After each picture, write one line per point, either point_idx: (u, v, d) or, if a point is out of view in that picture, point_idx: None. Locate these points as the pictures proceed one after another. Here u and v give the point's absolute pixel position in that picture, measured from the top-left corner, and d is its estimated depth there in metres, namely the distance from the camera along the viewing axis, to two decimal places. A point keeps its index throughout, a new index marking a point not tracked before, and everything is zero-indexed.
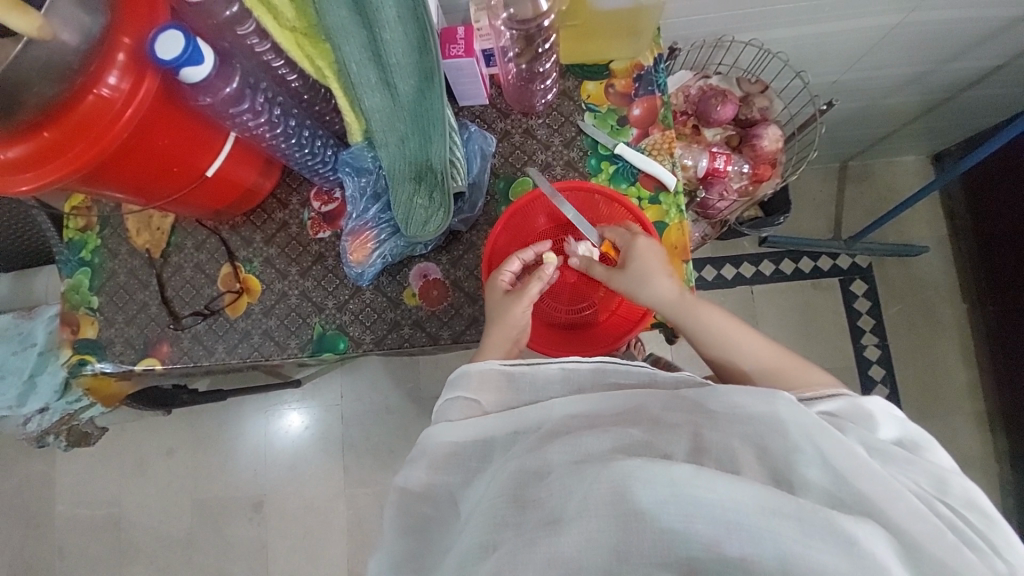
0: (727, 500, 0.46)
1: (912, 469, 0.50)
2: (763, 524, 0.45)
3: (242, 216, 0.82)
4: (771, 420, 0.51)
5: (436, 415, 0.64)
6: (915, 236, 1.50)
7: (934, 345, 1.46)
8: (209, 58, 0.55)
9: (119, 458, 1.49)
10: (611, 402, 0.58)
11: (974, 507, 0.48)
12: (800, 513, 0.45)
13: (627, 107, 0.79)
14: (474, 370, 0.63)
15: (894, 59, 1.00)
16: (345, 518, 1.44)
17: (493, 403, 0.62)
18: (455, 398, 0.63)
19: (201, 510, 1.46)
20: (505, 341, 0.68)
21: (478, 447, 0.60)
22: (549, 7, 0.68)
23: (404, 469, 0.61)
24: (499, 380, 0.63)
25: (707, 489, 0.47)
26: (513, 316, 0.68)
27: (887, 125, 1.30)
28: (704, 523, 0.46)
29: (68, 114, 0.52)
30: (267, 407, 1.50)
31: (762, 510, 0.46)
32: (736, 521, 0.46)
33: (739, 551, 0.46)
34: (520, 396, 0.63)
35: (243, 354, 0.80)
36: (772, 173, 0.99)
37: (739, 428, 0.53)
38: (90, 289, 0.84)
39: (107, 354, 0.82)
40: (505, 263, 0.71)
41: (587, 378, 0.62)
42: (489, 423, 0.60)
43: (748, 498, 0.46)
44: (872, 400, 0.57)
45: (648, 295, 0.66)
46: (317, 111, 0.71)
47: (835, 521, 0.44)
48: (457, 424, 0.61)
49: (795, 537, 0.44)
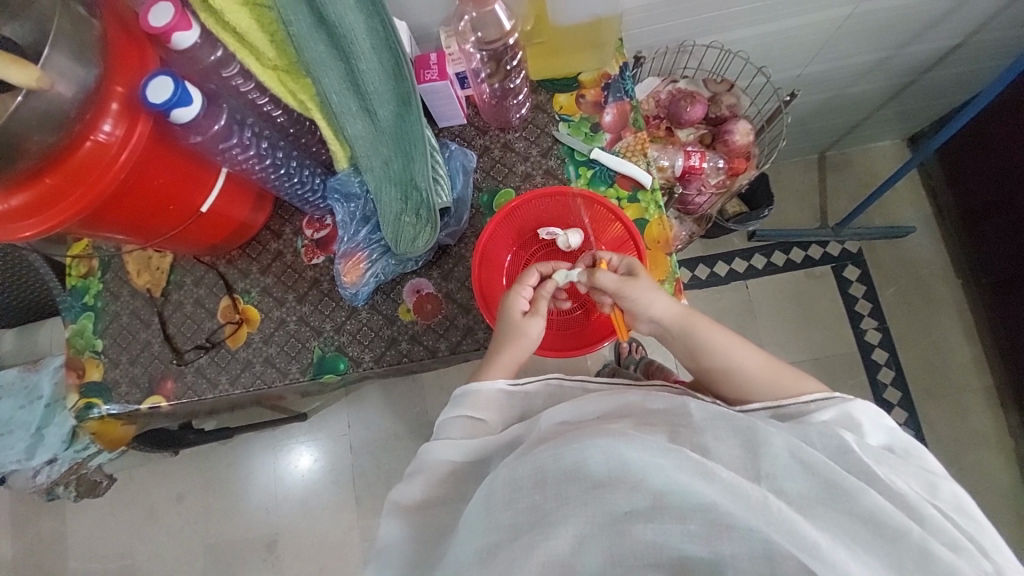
0: (718, 501, 0.48)
1: (906, 471, 0.55)
2: (757, 525, 0.47)
3: (238, 250, 0.85)
4: (744, 420, 0.55)
5: (437, 431, 0.66)
6: (899, 217, 1.53)
7: (932, 324, 1.47)
8: (197, 99, 0.58)
9: (130, 506, 1.48)
10: (597, 406, 0.61)
11: (962, 510, 0.53)
12: (784, 519, 0.47)
13: (600, 114, 0.82)
14: (480, 391, 0.66)
15: (854, 48, 1.05)
16: (360, 550, 1.42)
17: (494, 420, 0.65)
18: (457, 416, 0.66)
19: (214, 554, 1.44)
20: (511, 361, 0.69)
21: (476, 464, 0.63)
22: (513, 27, 0.74)
23: (399, 485, 0.64)
24: (500, 399, 0.66)
25: (700, 488, 0.49)
26: (530, 336, 0.69)
27: (856, 112, 1.35)
28: (695, 523, 0.48)
29: (65, 160, 0.55)
30: (276, 442, 1.50)
31: (747, 509, 0.48)
32: (728, 521, 0.47)
33: (729, 551, 0.47)
34: (519, 412, 0.67)
35: (245, 384, 0.81)
36: (747, 165, 1.02)
37: (726, 423, 0.55)
38: (94, 333, 0.87)
39: (113, 396, 0.84)
40: (524, 279, 0.72)
41: (567, 389, 0.67)
42: (489, 443, 0.63)
43: (736, 500, 0.48)
44: (863, 408, 0.60)
45: (651, 312, 0.68)
46: (303, 143, 0.74)
47: (801, 525, 0.47)
48: (459, 443, 0.64)
49: (786, 536, 0.46)
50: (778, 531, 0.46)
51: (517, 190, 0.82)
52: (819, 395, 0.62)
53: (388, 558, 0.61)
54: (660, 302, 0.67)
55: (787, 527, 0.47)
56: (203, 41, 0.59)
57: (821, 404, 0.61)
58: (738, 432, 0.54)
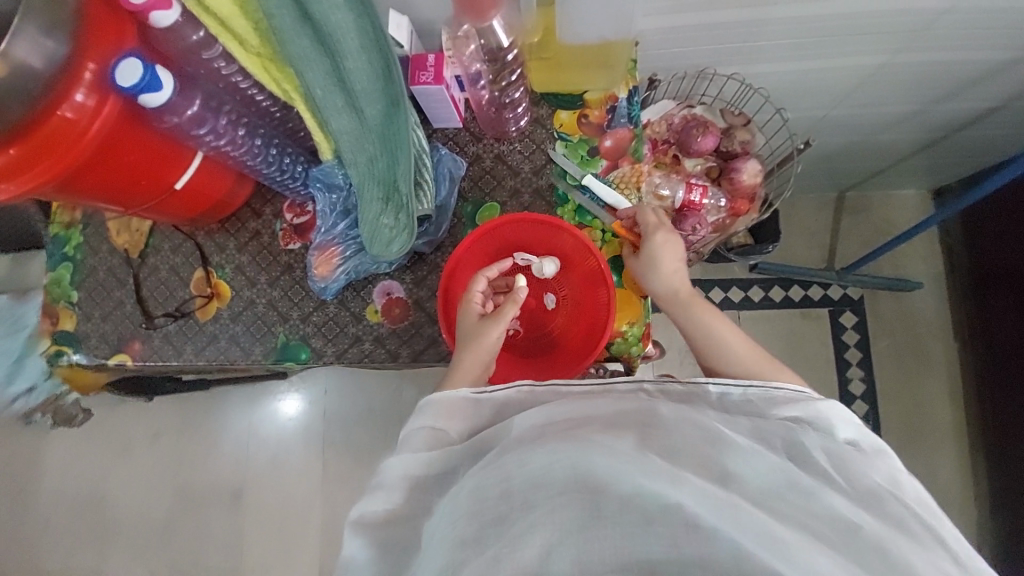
0: (685, 502, 0.43)
1: (868, 465, 0.57)
2: (722, 524, 0.42)
3: (218, 224, 0.84)
4: (708, 428, 0.54)
5: (400, 444, 0.62)
6: (909, 270, 1.48)
7: (919, 383, 1.44)
8: (169, 83, 0.56)
9: (106, 438, 1.54)
10: (562, 409, 0.57)
11: (925, 502, 0.55)
12: (749, 517, 0.44)
13: (599, 137, 0.79)
14: (443, 399, 0.63)
15: (887, 97, 0.98)
16: (323, 512, 1.47)
17: (460, 431, 0.62)
18: (420, 427, 0.62)
19: (183, 493, 1.50)
20: (476, 365, 0.68)
21: (440, 477, 0.59)
22: (511, 42, 0.69)
23: (360, 501, 0.60)
24: (466, 408, 0.63)
25: (656, 481, 0.45)
26: (490, 341, 0.68)
27: (881, 159, 1.29)
28: (663, 524, 0.42)
29: (33, 131, 0.53)
30: (251, 400, 1.53)
31: (712, 510, 0.43)
32: (695, 520, 0.42)
33: (696, 553, 0.41)
34: (489, 420, 0.63)
35: (210, 357, 0.82)
36: (749, 208, 0.98)
37: (693, 428, 0.54)
38: (71, 283, 0.87)
39: (82, 347, 0.85)
40: (473, 284, 0.72)
41: (542, 394, 0.62)
42: (454, 454, 0.59)
43: (696, 498, 0.44)
44: (833, 406, 0.60)
45: (653, 282, 0.71)
46: (290, 128, 0.73)
47: (763, 520, 0.44)
48: (421, 455, 0.60)
49: (750, 536, 0.42)
50: (745, 531, 0.42)
51: (502, 206, 0.79)
52: (793, 391, 0.61)
53: (353, 573, 0.59)
54: (666, 276, 0.71)
55: (754, 527, 0.43)
56: (185, 20, 0.57)
57: (788, 399, 0.61)
58: (701, 432, 0.53)
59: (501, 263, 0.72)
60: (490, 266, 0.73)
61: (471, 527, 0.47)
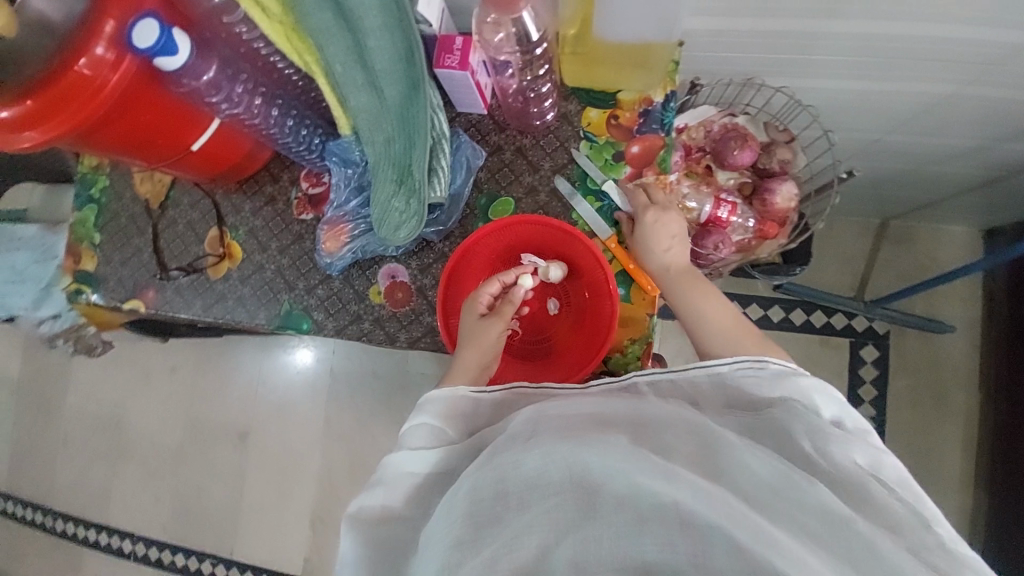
0: (680, 499, 0.42)
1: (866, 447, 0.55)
2: (715, 517, 0.41)
3: (236, 185, 0.85)
4: (697, 425, 0.53)
5: (399, 440, 0.60)
6: (943, 311, 1.40)
7: (934, 430, 1.38)
8: (186, 47, 0.56)
9: (127, 367, 1.63)
10: (560, 407, 0.56)
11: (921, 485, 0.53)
12: (743, 513, 0.42)
13: (627, 142, 0.75)
14: (447, 396, 0.63)
15: (950, 129, 0.90)
16: (318, 466, 1.52)
17: (460, 430, 0.62)
18: (421, 424, 0.61)
19: (194, 427, 1.58)
20: (479, 363, 0.68)
21: (440, 476, 0.58)
22: (541, 38, 0.65)
23: (358, 498, 0.58)
24: (467, 407, 0.63)
25: (645, 476, 0.44)
26: (493, 343, 0.68)
27: (934, 191, 1.20)
28: (658, 530, 0.41)
29: (49, 85, 0.53)
30: (263, 351, 1.59)
31: (705, 503, 0.42)
32: (688, 518, 0.41)
33: (689, 553, 0.39)
34: (485, 419, 0.64)
35: (216, 314, 0.84)
36: (778, 233, 0.93)
37: (686, 430, 0.53)
38: (94, 225, 0.90)
39: (101, 288, 0.88)
40: (484, 285, 0.71)
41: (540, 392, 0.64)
42: (455, 454, 0.59)
43: (689, 493, 0.43)
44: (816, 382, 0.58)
45: (651, 257, 0.69)
46: (312, 98, 0.72)
47: (759, 518, 0.42)
48: (423, 453, 0.59)
49: (747, 530, 0.40)
50: (741, 525, 0.40)
51: (516, 202, 0.77)
52: (782, 367, 0.59)
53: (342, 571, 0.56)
54: (659, 250, 0.69)
55: (747, 519, 0.41)
56: None
57: (778, 376, 0.59)
58: (694, 436, 0.52)
59: (518, 270, 0.72)
60: (506, 271, 0.72)
61: (467, 529, 0.46)
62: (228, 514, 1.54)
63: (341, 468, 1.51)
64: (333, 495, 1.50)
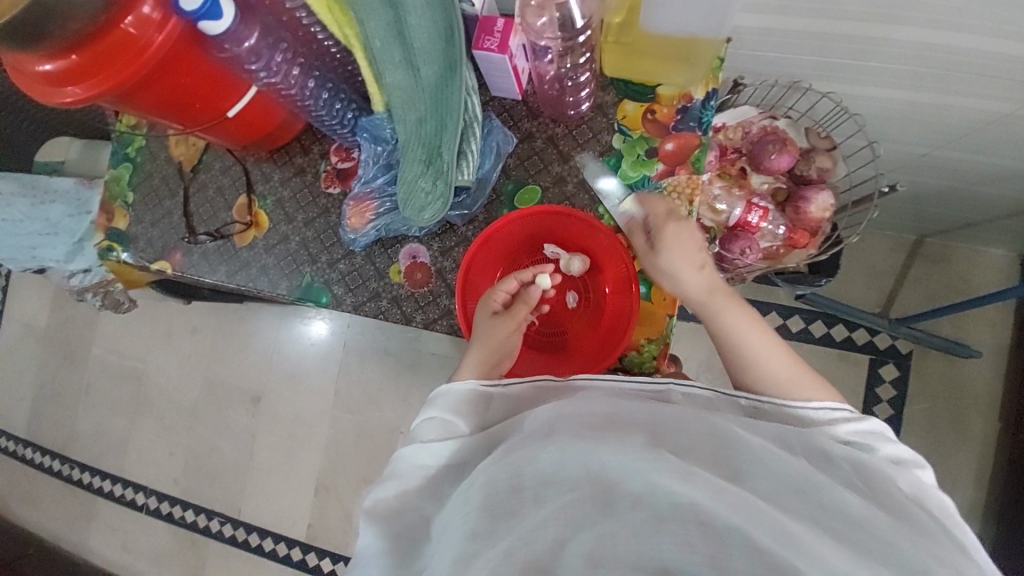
0: (698, 500, 0.42)
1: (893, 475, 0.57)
2: (733, 517, 0.41)
3: (267, 153, 0.85)
4: (721, 427, 0.54)
5: (411, 436, 0.63)
6: (971, 336, 1.36)
7: (948, 456, 1.34)
8: (229, 12, 0.57)
9: (150, 324, 1.68)
10: (583, 406, 0.56)
11: (947, 516, 0.54)
12: (762, 515, 0.43)
13: (662, 138, 0.73)
14: (454, 390, 0.64)
15: (1006, 149, 0.86)
16: (325, 435, 1.56)
17: (470, 423, 0.63)
18: (432, 417, 0.63)
19: (209, 388, 1.63)
20: (490, 357, 0.68)
21: (452, 468, 0.59)
22: (585, 24, 0.63)
23: (374, 491, 0.59)
24: (476, 401, 0.64)
25: (660, 474, 0.45)
26: (505, 340, 0.68)
27: (978, 212, 1.15)
28: (673, 526, 0.41)
29: (93, 41, 0.53)
30: (280, 319, 1.62)
31: (725, 503, 0.43)
32: (708, 519, 0.41)
33: (707, 554, 0.39)
34: (497, 414, 0.64)
35: (239, 281, 0.86)
36: (808, 242, 0.90)
37: (701, 428, 0.53)
38: (128, 184, 0.92)
39: (131, 246, 0.91)
40: (501, 283, 0.71)
41: (555, 388, 0.64)
42: (465, 446, 0.60)
43: (707, 494, 0.43)
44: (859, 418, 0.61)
45: (676, 282, 0.67)
46: (348, 72, 0.72)
47: (779, 520, 0.43)
48: (433, 445, 0.60)
49: (767, 532, 0.41)
50: (760, 527, 0.41)
51: (543, 191, 0.76)
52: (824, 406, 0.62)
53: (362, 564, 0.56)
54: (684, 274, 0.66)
55: (769, 523, 0.42)
56: None
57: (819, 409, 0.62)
58: (712, 440, 0.52)
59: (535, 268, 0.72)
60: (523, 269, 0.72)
61: (483, 522, 0.47)
62: (237, 473, 1.59)
63: (348, 440, 1.54)
64: (338, 465, 1.54)
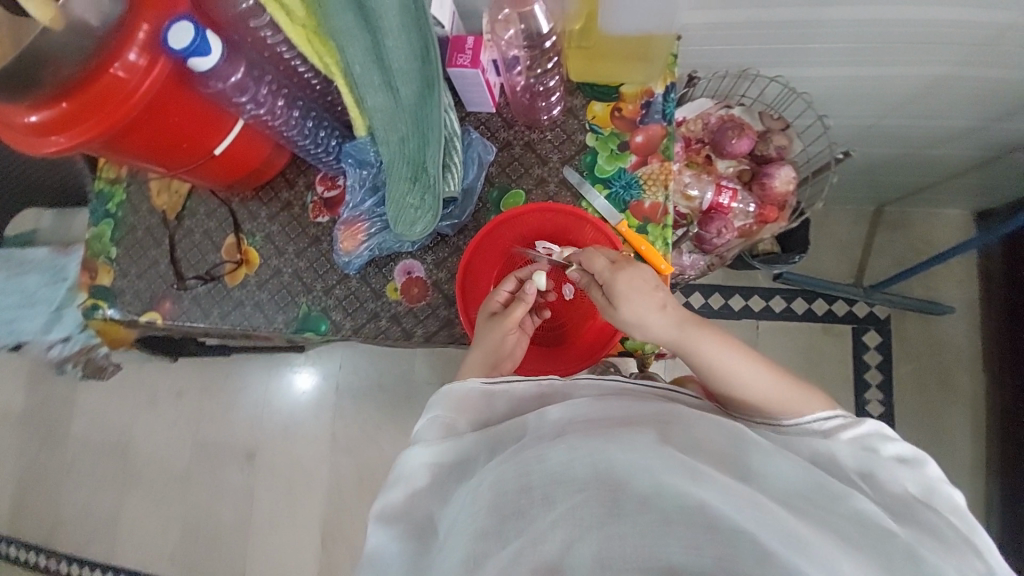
0: (706, 501, 0.43)
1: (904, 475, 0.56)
2: (744, 522, 0.42)
3: (252, 191, 0.86)
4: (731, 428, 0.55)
5: (414, 438, 0.62)
6: (942, 294, 1.43)
7: (941, 412, 1.39)
8: (217, 48, 0.58)
9: (134, 390, 1.61)
10: (588, 409, 0.57)
11: (959, 513, 0.55)
12: (771, 519, 0.44)
13: (631, 132, 0.78)
14: (453, 391, 0.64)
15: (943, 110, 0.94)
16: (327, 481, 1.50)
17: (472, 422, 0.62)
18: (432, 419, 0.62)
19: (201, 450, 1.56)
20: (488, 356, 0.69)
21: (456, 466, 0.58)
22: (550, 29, 0.68)
23: (380, 496, 0.59)
24: (478, 400, 0.63)
25: (669, 475, 0.45)
26: (507, 343, 0.70)
27: (926, 175, 1.24)
28: (685, 529, 0.41)
29: (85, 88, 0.55)
30: (271, 367, 1.58)
31: (734, 506, 0.44)
32: (716, 521, 0.42)
33: (715, 555, 0.40)
34: (499, 411, 0.63)
35: (233, 322, 0.85)
36: (778, 216, 0.96)
37: (715, 426, 0.54)
38: (111, 240, 0.91)
39: (117, 302, 0.89)
40: (501, 284, 0.73)
41: (560, 390, 0.64)
42: (468, 444, 0.59)
43: (718, 498, 0.44)
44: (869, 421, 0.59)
45: (640, 330, 0.63)
46: (329, 101, 0.75)
47: (787, 520, 0.44)
48: (435, 445, 0.59)
49: (775, 535, 0.42)
50: (769, 529, 0.42)
51: (526, 193, 0.79)
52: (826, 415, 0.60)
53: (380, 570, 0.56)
54: (643, 320, 0.62)
55: (777, 525, 0.43)
56: None
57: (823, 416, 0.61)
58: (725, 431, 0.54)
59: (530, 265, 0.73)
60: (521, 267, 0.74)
61: (490, 520, 0.47)
62: (239, 535, 1.50)
63: (353, 482, 1.49)
64: (345, 511, 1.48)
